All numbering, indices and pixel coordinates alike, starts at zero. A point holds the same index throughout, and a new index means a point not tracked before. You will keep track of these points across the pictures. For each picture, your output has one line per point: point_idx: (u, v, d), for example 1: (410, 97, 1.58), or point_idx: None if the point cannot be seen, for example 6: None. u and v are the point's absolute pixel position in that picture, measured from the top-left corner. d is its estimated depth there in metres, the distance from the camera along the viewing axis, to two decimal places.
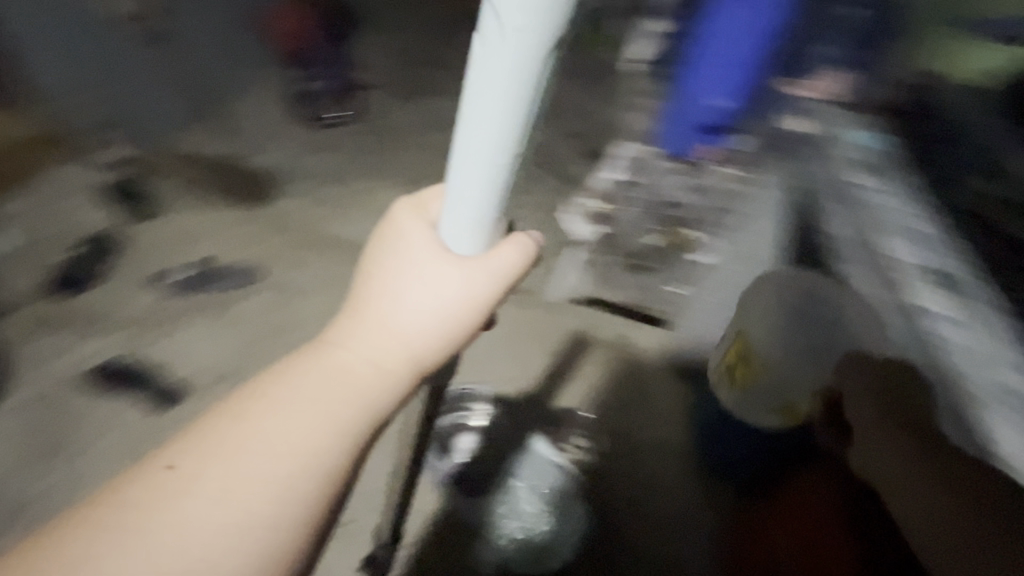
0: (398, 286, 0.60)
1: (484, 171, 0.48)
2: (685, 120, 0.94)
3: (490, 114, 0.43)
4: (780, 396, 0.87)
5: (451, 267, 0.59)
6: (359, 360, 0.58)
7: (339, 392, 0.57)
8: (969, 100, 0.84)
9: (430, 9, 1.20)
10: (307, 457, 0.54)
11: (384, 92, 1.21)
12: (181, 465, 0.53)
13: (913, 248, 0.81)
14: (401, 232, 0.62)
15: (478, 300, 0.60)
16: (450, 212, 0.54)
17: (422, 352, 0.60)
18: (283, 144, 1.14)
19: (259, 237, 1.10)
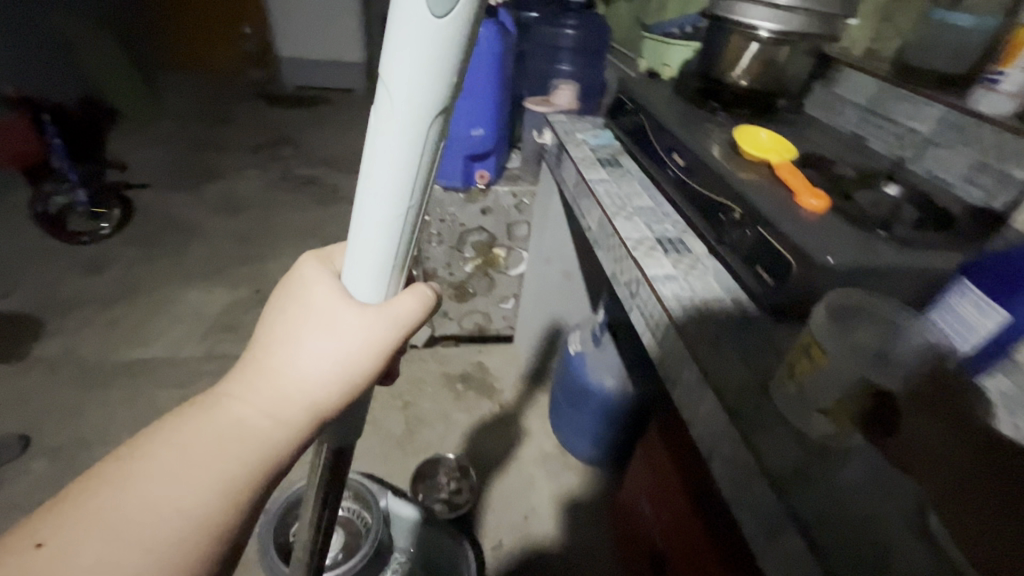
0: (291, 325, 0.33)
1: (379, 224, 0.31)
2: (453, 156, 0.88)
3: (396, 142, 0.28)
4: (830, 394, 0.37)
5: (361, 310, 0.33)
6: (259, 411, 0.31)
7: (220, 439, 0.31)
8: (657, 86, 0.77)
9: (169, 175, 1.84)
10: (181, 527, 0.28)
11: (160, 208, 1.67)
12: (64, 534, 0.27)
13: (636, 220, 0.59)
14: (286, 284, 0.35)
15: (383, 356, 0.33)
16: (358, 263, 0.33)
17: (323, 406, 0.32)
18: (44, 291, 1.30)
19: (29, 387, 1.06)
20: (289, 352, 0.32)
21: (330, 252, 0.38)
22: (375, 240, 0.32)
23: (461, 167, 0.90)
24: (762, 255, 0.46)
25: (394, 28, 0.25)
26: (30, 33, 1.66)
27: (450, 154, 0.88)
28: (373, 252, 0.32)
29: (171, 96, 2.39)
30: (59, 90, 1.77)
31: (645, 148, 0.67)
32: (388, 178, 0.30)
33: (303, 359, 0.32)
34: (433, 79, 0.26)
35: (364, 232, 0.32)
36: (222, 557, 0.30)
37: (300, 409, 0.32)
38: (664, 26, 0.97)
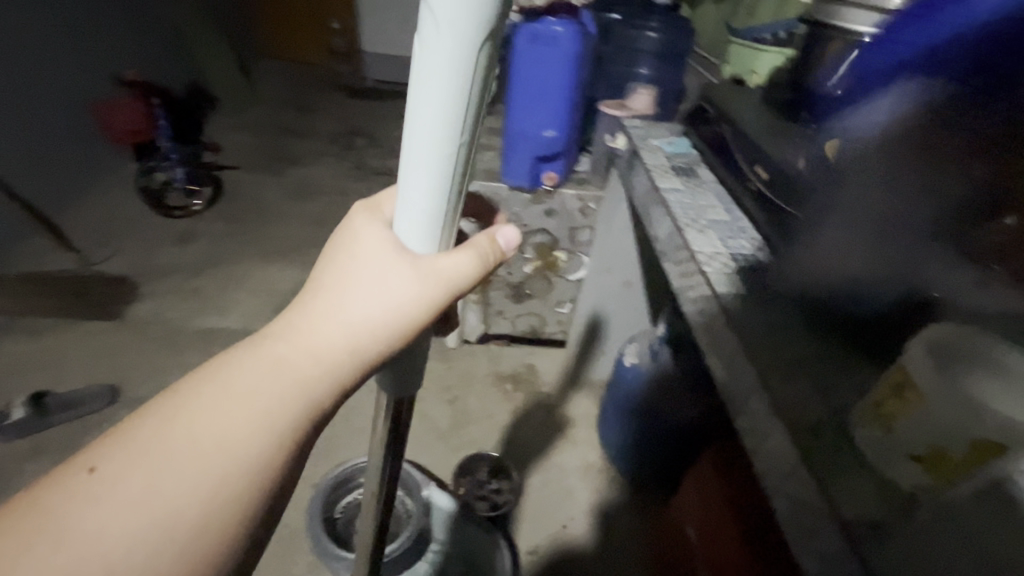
0: (345, 270, 0.33)
1: (424, 158, 0.29)
2: (521, 150, 0.87)
3: (445, 64, 0.26)
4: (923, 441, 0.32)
5: (406, 264, 0.32)
6: (310, 354, 0.30)
7: (267, 376, 0.30)
8: (743, 95, 0.73)
9: (253, 158, 1.97)
10: (229, 462, 0.28)
11: (243, 187, 1.79)
12: (112, 460, 0.27)
13: (709, 234, 0.56)
14: (341, 237, 0.35)
15: (430, 305, 0.33)
16: (407, 206, 0.32)
17: (369, 351, 0.32)
18: (139, 256, 1.43)
19: (117, 343, 1.16)
20: (340, 296, 0.32)
21: (377, 201, 0.38)
22: (422, 184, 0.30)
23: (528, 163, 0.89)
24: (852, 287, 0.42)
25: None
26: (144, 22, 1.82)
27: (518, 146, 0.87)
28: (424, 197, 0.31)
29: (262, 84, 2.55)
30: (165, 75, 1.94)
31: (725, 160, 0.64)
32: (434, 125, 0.28)
33: (357, 302, 0.32)
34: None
35: (412, 168, 0.30)
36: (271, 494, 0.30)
37: (346, 346, 0.31)
38: (759, 30, 0.92)
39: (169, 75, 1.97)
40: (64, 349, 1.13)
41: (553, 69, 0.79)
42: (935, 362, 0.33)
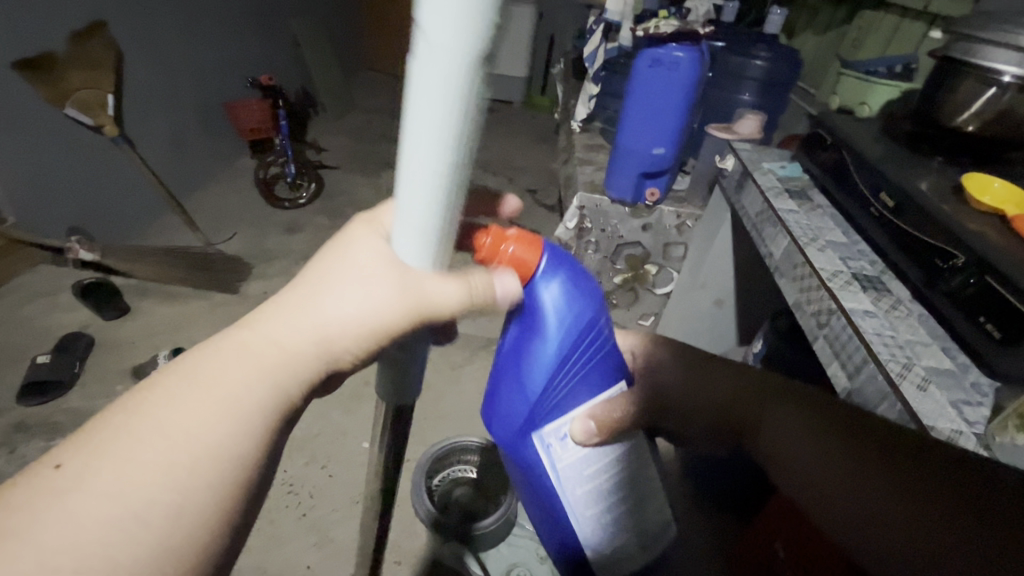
0: (320, 275, 0.35)
1: (418, 197, 0.27)
2: (526, 419, 0.46)
3: (431, 103, 0.23)
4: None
5: (390, 273, 0.33)
6: (274, 341, 0.33)
7: (235, 367, 0.32)
8: (862, 124, 0.74)
9: (350, 159, 2.13)
10: (201, 448, 0.30)
11: (341, 185, 1.95)
12: (67, 458, 0.29)
13: (828, 251, 0.58)
14: (330, 244, 0.37)
15: (409, 313, 0.34)
16: (404, 235, 0.30)
17: (340, 345, 0.34)
18: (254, 239, 1.59)
19: (235, 314, 1.30)
20: (310, 295, 0.35)
21: (378, 214, 0.39)
22: (412, 224, 0.29)
23: (527, 424, 0.46)
24: (989, 306, 0.43)
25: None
26: (271, 33, 2.04)
27: (519, 367, 0.46)
28: (415, 230, 0.29)
29: (361, 94, 2.76)
30: (282, 79, 2.15)
31: (844, 184, 0.66)
32: (422, 172, 0.26)
33: (324, 302, 0.34)
34: (469, 20, 0.20)
35: (405, 210, 0.28)
36: (242, 486, 0.31)
37: (312, 339, 0.33)
38: (874, 62, 0.92)
39: (286, 81, 2.19)
40: (194, 316, 1.28)
41: (672, 91, 0.83)
42: None
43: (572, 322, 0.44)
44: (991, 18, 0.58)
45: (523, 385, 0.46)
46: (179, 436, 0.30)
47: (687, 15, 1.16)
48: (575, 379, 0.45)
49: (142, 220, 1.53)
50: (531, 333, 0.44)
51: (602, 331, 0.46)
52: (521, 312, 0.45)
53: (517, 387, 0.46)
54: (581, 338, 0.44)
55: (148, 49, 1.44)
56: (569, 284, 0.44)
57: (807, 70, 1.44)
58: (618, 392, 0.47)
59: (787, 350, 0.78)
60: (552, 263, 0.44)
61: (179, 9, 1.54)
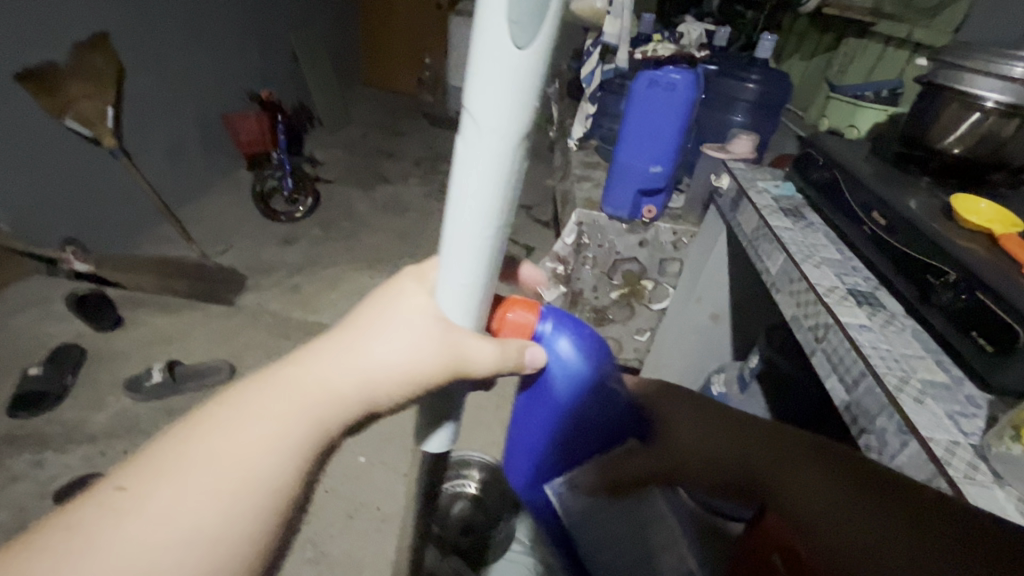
0: (372, 313, 0.32)
1: (464, 238, 0.31)
2: (533, 474, 0.49)
3: (481, 166, 0.28)
4: None
5: (437, 323, 0.32)
6: (324, 379, 0.30)
7: (276, 404, 0.29)
8: (851, 146, 0.76)
9: (346, 173, 2.15)
10: (235, 488, 0.27)
11: (336, 198, 1.96)
12: (134, 484, 0.27)
13: (823, 269, 0.60)
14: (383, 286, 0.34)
15: (455, 361, 0.32)
16: (447, 276, 0.32)
17: (388, 391, 0.31)
18: (250, 251, 1.59)
19: (230, 326, 1.29)
20: (364, 331, 0.32)
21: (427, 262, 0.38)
22: (460, 268, 0.32)
23: (536, 476, 0.49)
24: (979, 320, 0.45)
25: (476, 34, 0.25)
26: (271, 49, 2.07)
27: (527, 427, 0.46)
28: (461, 271, 0.32)
29: (357, 109, 2.79)
30: (280, 96, 2.17)
31: (837, 202, 0.68)
32: (471, 219, 0.30)
33: (376, 338, 0.31)
34: (517, 91, 0.26)
35: (449, 257, 0.32)
36: (282, 522, 0.29)
37: (364, 382, 0.30)
38: (861, 87, 0.96)
39: (284, 95, 2.21)
40: (190, 327, 1.27)
41: (669, 112, 0.85)
42: None
43: (575, 379, 0.43)
44: (973, 48, 0.61)
45: (529, 442, 0.47)
46: (233, 475, 0.27)
47: (680, 39, 1.21)
48: (581, 437, 0.46)
49: (136, 231, 1.52)
50: (536, 395, 0.44)
51: (612, 392, 0.45)
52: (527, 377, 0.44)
53: (524, 445, 0.48)
54: (585, 404, 0.44)
55: (149, 61, 1.46)
56: (577, 345, 0.43)
57: (796, 93, 1.48)
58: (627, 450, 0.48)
59: (783, 365, 0.79)
60: (556, 323, 0.43)
61: (180, 23, 1.55)
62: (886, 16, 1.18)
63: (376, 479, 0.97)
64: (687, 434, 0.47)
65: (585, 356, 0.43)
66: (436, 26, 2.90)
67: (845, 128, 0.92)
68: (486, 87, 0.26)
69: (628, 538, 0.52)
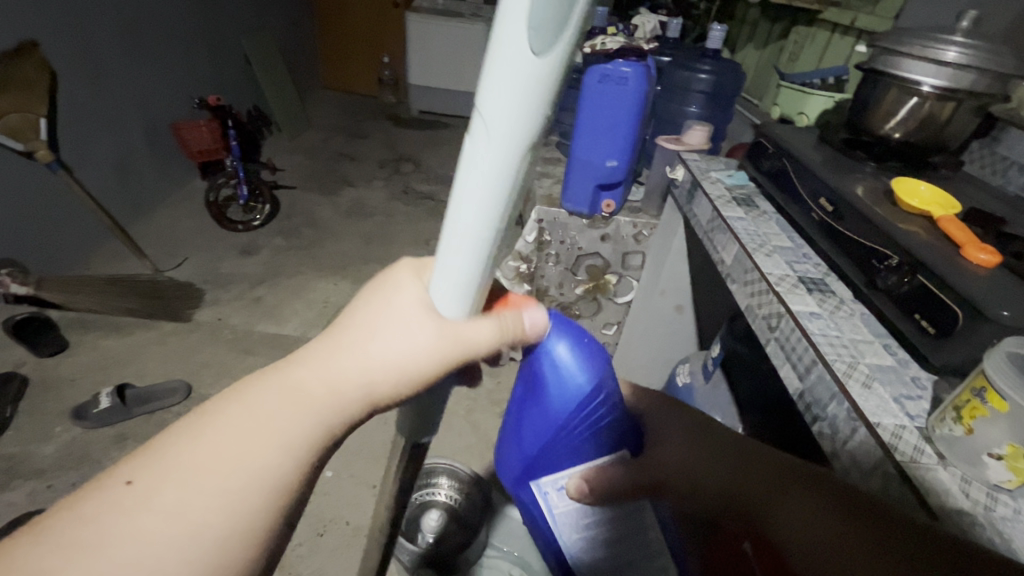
0: (365, 315, 0.33)
1: (464, 241, 0.29)
2: (523, 471, 0.51)
3: (486, 173, 0.27)
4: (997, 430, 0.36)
5: (434, 322, 0.33)
6: (323, 376, 0.31)
7: (281, 403, 0.30)
8: (802, 135, 0.77)
9: (306, 177, 2.10)
10: (238, 485, 0.28)
11: (296, 205, 1.91)
12: (146, 473, 0.28)
13: (776, 257, 0.60)
14: (377, 284, 0.35)
15: (446, 365, 0.33)
16: (448, 286, 0.32)
17: (381, 390, 0.32)
18: (207, 264, 1.53)
19: (187, 343, 1.24)
20: (360, 333, 0.33)
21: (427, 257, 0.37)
22: (457, 270, 0.31)
23: (524, 476, 0.51)
24: (921, 303, 0.45)
25: (496, 33, 0.23)
26: (220, 52, 1.99)
27: (523, 428, 0.49)
28: (457, 274, 0.31)
29: (317, 112, 2.73)
30: (233, 101, 2.10)
31: (787, 190, 0.68)
32: (472, 223, 0.29)
33: (370, 342, 0.32)
34: (531, 93, 0.24)
35: (449, 260, 0.31)
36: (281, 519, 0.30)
37: (358, 384, 0.31)
38: (809, 74, 0.97)
39: (237, 100, 2.13)
40: (143, 347, 1.21)
41: (622, 106, 0.85)
42: (1013, 369, 0.36)
43: (575, 388, 0.45)
44: (910, 32, 0.61)
45: (523, 441, 0.49)
46: (239, 468, 0.29)
47: (634, 32, 1.20)
48: (576, 441, 0.47)
49: (81, 249, 1.45)
50: (533, 396, 0.47)
51: (606, 395, 0.46)
52: (526, 375, 0.47)
53: (517, 444, 0.50)
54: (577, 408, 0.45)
55: (84, 70, 1.38)
56: (576, 350, 0.45)
57: (750, 82, 1.50)
58: (620, 458, 0.49)
59: (745, 353, 0.80)
60: (557, 328, 0.45)
61: (118, 27, 1.48)
62: (832, 5, 1.20)
63: (344, 493, 0.95)
64: (669, 454, 0.52)
65: (586, 367, 0.45)
66: (394, 25, 2.84)
67: (795, 116, 0.94)
68: (503, 96, 0.24)
69: (625, 549, 0.50)
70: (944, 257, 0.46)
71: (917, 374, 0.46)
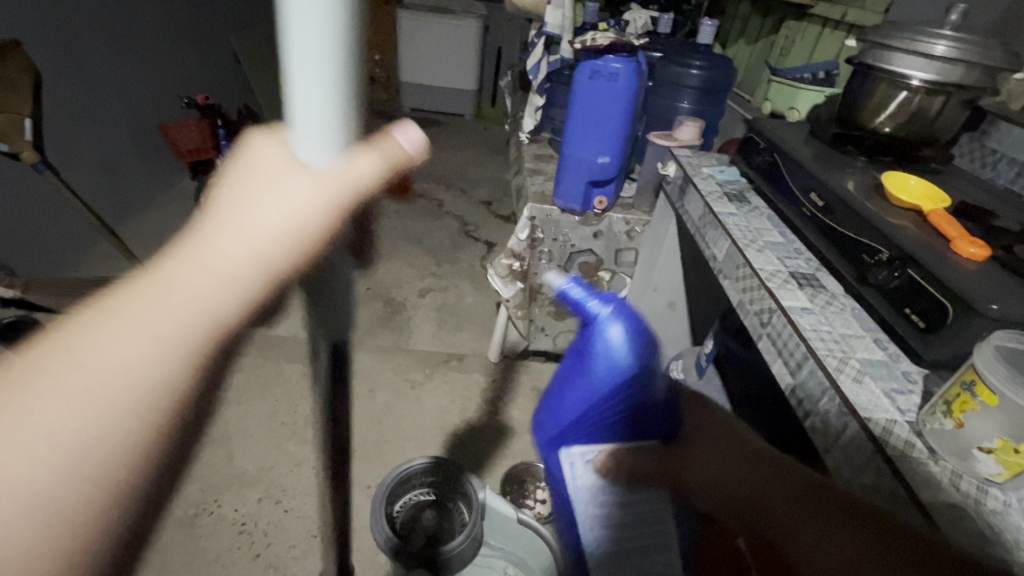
0: (228, 186, 0.26)
1: (311, 134, 0.24)
2: (555, 436, 0.50)
3: (307, 48, 0.22)
4: (987, 425, 0.36)
5: (305, 178, 0.25)
6: (197, 268, 0.25)
7: (119, 330, 0.23)
8: (792, 130, 0.77)
9: None
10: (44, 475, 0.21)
11: None
12: None
13: (768, 252, 0.60)
14: (230, 158, 0.26)
15: (336, 213, 0.26)
16: (304, 138, 0.25)
17: (276, 262, 0.25)
18: None
19: None
20: (229, 206, 0.25)
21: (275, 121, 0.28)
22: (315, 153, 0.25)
23: (556, 440, 0.50)
24: (912, 298, 0.45)
25: None
26: (209, 50, 1.97)
27: (564, 393, 0.49)
28: (319, 142, 0.24)
29: None
30: (222, 100, 2.08)
31: (777, 186, 0.68)
32: (314, 116, 0.24)
33: (240, 214, 0.25)
34: None
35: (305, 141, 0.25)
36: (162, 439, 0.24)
37: (251, 258, 0.25)
38: (799, 69, 0.97)
39: (226, 99, 2.11)
40: None
41: (613, 102, 0.84)
42: (1002, 362, 0.36)
43: (624, 366, 0.45)
44: (899, 26, 0.61)
45: (562, 408, 0.49)
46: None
47: (626, 27, 1.20)
48: (612, 413, 0.47)
49: (69, 251, 1.44)
50: (580, 364, 0.48)
51: (652, 382, 0.47)
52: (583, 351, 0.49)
53: (556, 411, 0.49)
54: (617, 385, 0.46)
55: (71, 70, 1.36)
56: (628, 332, 0.46)
57: (741, 77, 1.50)
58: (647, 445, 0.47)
59: (737, 349, 0.80)
60: (618, 309, 0.47)
61: (106, 26, 1.46)
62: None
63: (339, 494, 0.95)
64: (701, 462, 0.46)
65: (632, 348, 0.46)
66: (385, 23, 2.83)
67: (786, 111, 0.94)
68: None
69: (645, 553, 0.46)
70: (933, 251, 0.46)
71: (908, 369, 0.46)
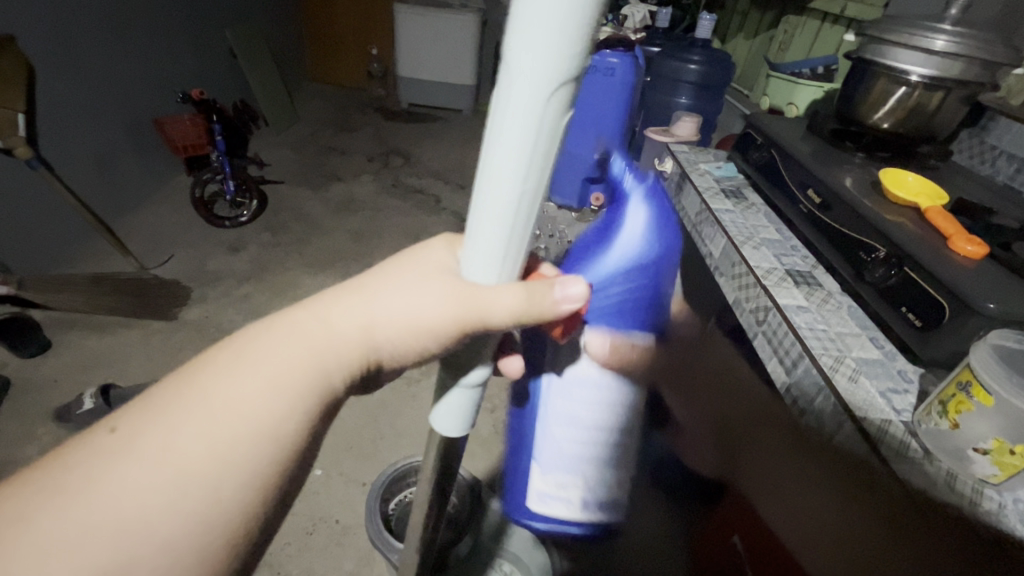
0: (368, 279, 0.30)
1: (484, 221, 0.25)
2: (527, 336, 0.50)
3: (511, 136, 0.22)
4: (984, 425, 0.35)
5: (460, 287, 0.27)
6: (326, 340, 0.28)
7: (269, 373, 0.27)
8: (790, 126, 0.77)
9: (293, 172, 2.08)
10: (164, 508, 0.24)
11: (284, 200, 1.89)
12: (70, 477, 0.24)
13: (763, 249, 0.60)
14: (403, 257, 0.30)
15: (463, 325, 0.28)
16: (475, 256, 0.26)
17: (385, 347, 0.29)
18: (193, 261, 1.51)
19: (173, 341, 1.23)
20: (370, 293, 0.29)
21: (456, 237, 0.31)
22: (483, 256, 0.26)
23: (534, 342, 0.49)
24: (908, 297, 0.45)
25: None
26: (205, 45, 1.96)
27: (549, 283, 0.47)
28: (490, 246, 0.26)
29: (304, 106, 2.69)
30: (218, 95, 2.07)
31: (775, 183, 0.68)
32: (492, 205, 0.24)
33: (377, 301, 0.29)
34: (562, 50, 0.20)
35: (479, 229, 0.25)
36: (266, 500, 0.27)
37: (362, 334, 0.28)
38: (798, 64, 0.97)
39: (222, 94, 2.10)
40: (129, 345, 1.20)
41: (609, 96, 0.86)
42: (999, 362, 0.36)
43: (650, 245, 0.43)
44: (898, 20, 0.61)
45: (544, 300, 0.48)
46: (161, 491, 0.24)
47: (624, 22, 1.19)
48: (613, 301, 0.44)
49: (63, 247, 1.43)
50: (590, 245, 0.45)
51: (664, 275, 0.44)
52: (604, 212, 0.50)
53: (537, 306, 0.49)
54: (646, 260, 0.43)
55: (65, 65, 1.35)
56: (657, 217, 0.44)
57: (740, 72, 1.49)
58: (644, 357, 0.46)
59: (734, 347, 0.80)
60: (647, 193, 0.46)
61: (100, 20, 1.45)
62: None
63: (334, 491, 0.94)
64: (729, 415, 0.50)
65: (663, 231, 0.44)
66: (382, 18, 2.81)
67: (785, 106, 0.94)
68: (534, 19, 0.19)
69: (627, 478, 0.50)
70: (931, 249, 0.46)
71: (904, 367, 0.46)
